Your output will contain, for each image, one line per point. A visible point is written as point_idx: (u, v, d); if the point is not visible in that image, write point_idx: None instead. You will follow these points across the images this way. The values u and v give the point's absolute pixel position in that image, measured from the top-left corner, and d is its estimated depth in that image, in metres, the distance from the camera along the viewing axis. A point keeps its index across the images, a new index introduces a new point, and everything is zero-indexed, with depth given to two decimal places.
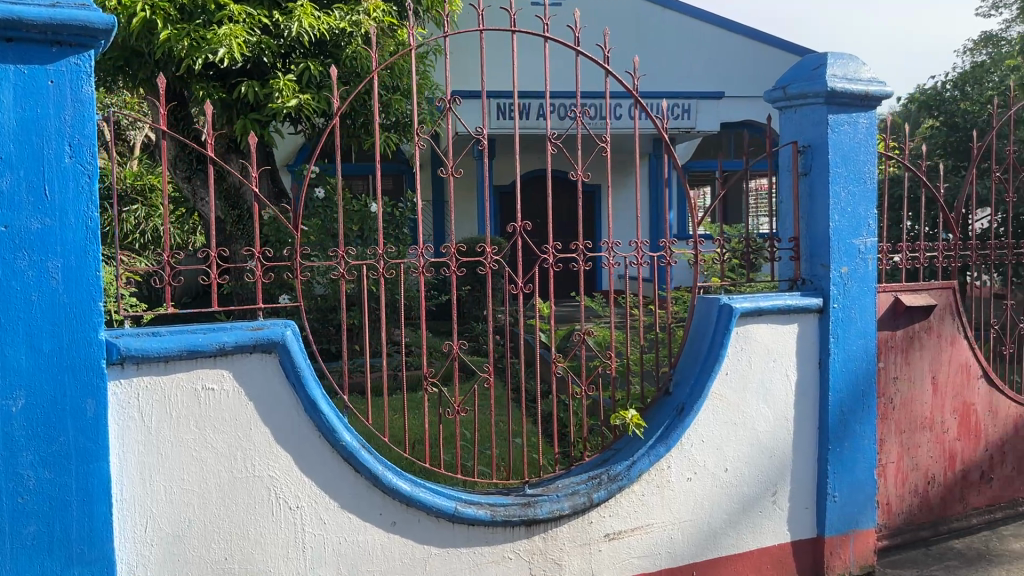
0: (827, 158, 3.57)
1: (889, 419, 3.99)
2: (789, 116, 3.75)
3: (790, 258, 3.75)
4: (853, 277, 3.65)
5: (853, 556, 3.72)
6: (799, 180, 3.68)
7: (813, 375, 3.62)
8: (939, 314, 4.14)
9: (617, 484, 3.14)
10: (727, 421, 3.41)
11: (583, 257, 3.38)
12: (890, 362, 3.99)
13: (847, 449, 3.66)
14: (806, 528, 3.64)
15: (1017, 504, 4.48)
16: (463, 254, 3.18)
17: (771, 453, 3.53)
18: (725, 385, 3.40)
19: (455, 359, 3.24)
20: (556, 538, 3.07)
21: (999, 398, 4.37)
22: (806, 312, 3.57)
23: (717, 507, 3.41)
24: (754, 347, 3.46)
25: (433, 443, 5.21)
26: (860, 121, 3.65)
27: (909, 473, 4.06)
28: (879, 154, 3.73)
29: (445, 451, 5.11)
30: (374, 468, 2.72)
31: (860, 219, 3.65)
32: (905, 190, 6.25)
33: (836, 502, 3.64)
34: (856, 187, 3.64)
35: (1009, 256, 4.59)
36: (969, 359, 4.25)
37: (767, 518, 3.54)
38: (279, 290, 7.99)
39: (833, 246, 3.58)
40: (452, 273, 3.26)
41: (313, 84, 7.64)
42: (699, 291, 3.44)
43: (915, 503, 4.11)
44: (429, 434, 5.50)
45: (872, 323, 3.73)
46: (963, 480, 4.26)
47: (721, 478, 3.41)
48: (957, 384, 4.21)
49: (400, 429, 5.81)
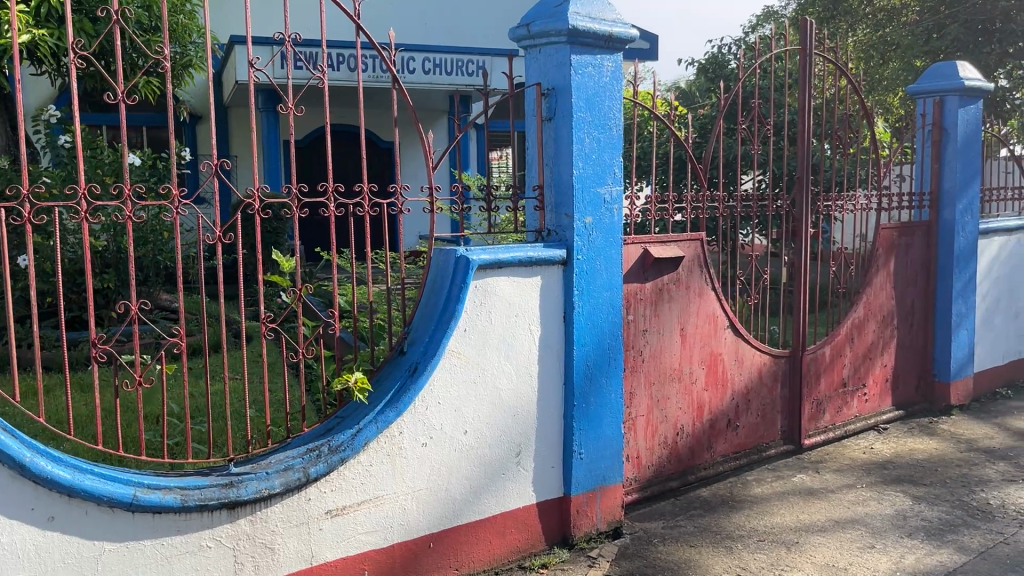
0: (570, 102, 3.40)
1: (639, 372, 3.95)
2: (534, 57, 3.53)
3: (535, 208, 3.57)
4: (598, 228, 3.54)
5: (600, 513, 3.65)
6: (543, 125, 3.49)
7: (557, 329, 3.48)
8: (688, 266, 4.14)
9: (338, 456, 2.84)
10: (465, 381, 3.19)
11: (297, 202, 2.99)
12: (639, 315, 3.93)
13: (592, 405, 3.57)
14: (552, 488, 3.51)
15: (761, 450, 4.62)
16: (143, 196, 2.71)
17: (513, 412, 3.36)
18: (462, 344, 3.17)
19: (133, 322, 2.59)
20: (265, 520, 2.72)
21: (744, 347, 4.47)
22: (548, 263, 3.42)
23: (457, 473, 3.19)
24: (494, 301, 3.26)
25: (182, 416, 4.80)
26: (605, 63, 3.52)
27: (658, 425, 4.05)
28: (624, 98, 3.63)
29: (199, 421, 4.71)
30: (17, 456, 2.24)
31: (604, 168, 3.54)
32: (680, 149, 6.42)
33: (581, 459, 3.55)
34: (601, 133, 3.52)
35: (757, 210, 4.72)
36: (717, 310, 4.31)
37: (510, 480, 3.37)
38: (14, 251, 7.08)
39: (576, 194, 3.44)
40: (129, 218, 2.79)
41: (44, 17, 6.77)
42: (434, 240, 3.17)
43: (664, 454, 4.11)
44: (187, 405, 5.07)
45: (618, 275, 3.66)
46: (711, 429, 4.33)
47: (460, 442, 3.19)
48: (705, 334, 4.25)
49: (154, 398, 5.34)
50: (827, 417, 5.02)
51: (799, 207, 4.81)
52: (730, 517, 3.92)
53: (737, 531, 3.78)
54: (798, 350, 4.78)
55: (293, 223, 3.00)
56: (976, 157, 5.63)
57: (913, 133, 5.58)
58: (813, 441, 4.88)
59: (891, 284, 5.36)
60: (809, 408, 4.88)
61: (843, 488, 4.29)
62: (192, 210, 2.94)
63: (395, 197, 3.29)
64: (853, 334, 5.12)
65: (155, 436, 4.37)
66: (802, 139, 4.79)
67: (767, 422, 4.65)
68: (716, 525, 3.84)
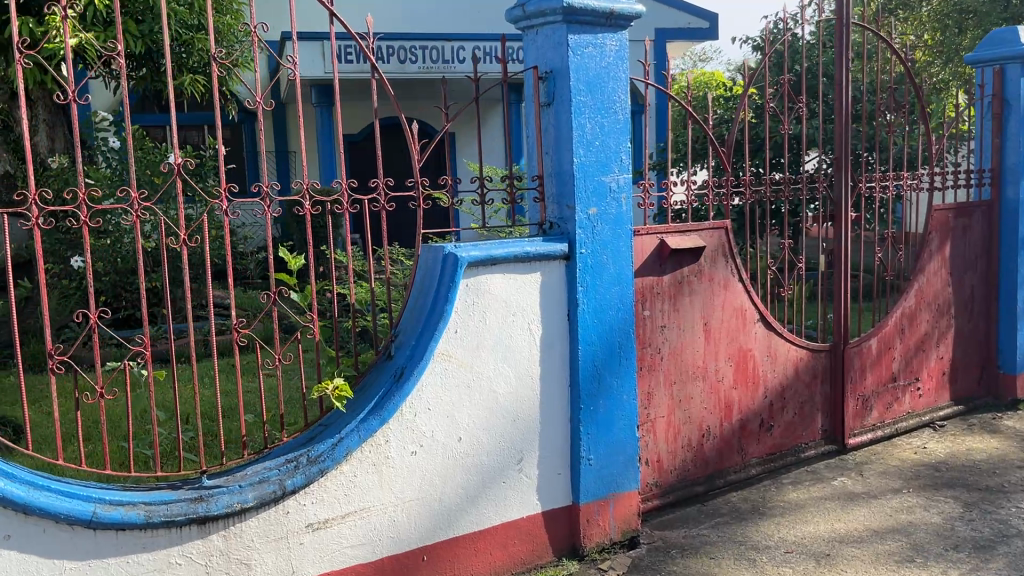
0: (568, 85, 3.18)
1: (657, 371, 3.73)
2: (532, 38, 3.32)
3: (536, 200, 3.38)
4: (604, 220, 3.33)
5: (613, 522, 3.46)
6: (542, 111, 3.28)
7: (560, 327, 3.29)
8: (710, 257, 3.90)
9: (317, 467, 2.70)
10: (458, 385, 3.02)
11: (269, 202, 2.96)
12: (657, 311, 3.72)
13: (602, 408, 3.38)
14: (559, 495, 3.32)
15: (799, 451, 4.34)
16: (93, 201, 2.50)
17: (513, 417, 3.18)
18: (454, 345, 3.00)
19: (92, 331, 2.44)
20: (240, 535, 2.61)
21: (776, 341, 4.20)
22: (549, 258, 3.22)
23: (452, 482, 3.03)
24: (488, 300, 3.08)
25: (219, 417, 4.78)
26: (608, 43, 3.28)
27: (681, 427, 3.83)
28: (631, 79, 3.39)
29: (234, 421, 4.69)
30: None
31: (610, 155, 3.32)
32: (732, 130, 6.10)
33: (590, 467, 3.36)
34: (604, 117, 3.30)
35: (791, 194, 4.42)
36: (744, 303, 4.05)
37: (511, 488, 3.19)
38: (69, 252, 7.19)
39: (577, 184, 3.23)
40: (82, 225, 2.55)
41: (97, 19, 6.50)
42: (422, 237, 3.01)
43: (688, 457, 3.88)
44: (225, 405, 5.07)
45: (628, 269, 3.44)
46: (741, 430, 4.08)
47: (455, 449, 3.03)
48: (731, 329, 4.00)
49: (191, 398, 5.34)
50: (875, 415, 4.67)
51: (837, 189, 4.47)
52: (758, 526, 3.66)
53: (764, 541, 3.52)
54: (839, 343, 4.46)
55: (264, 221, 2.96)
56: None
57: (971, 106, 5.15)
58: (859, 440, 4.55)
59: (947, 270, 4.96)
60: (854, 405, 4.55)
61: (889, 493, 3.97)
62: (151, 214, 2.77)
63: (379, 193, 3.11)
64: (903, 324, 4.75)
65: (181, 435, 4.33)
66: (839, 116, 4.45)
67: (805, 421, 4.37)
68: (742, 534, 3.59)
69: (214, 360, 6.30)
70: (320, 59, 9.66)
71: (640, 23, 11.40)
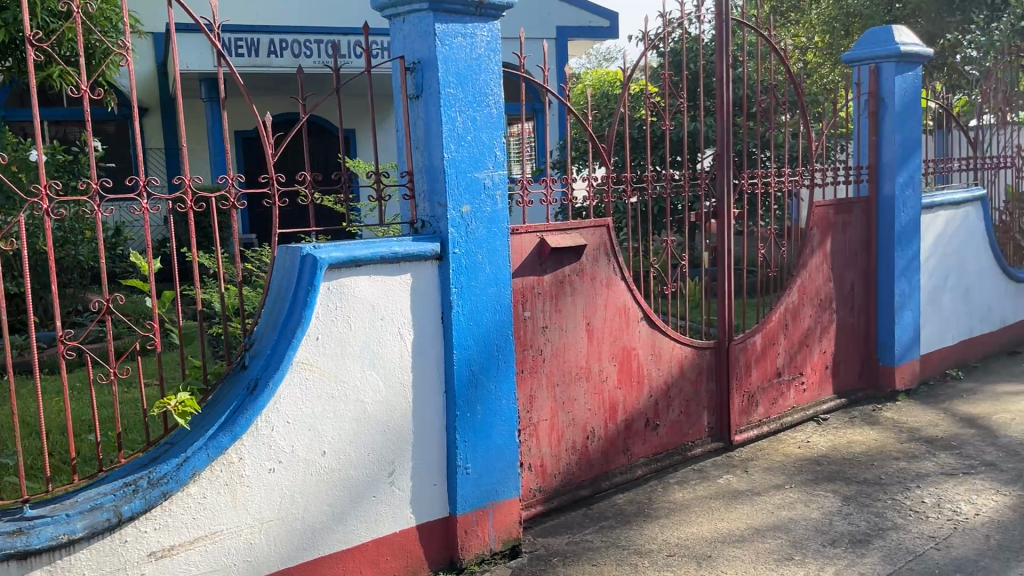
0: (436, 76, 3.03)
1: (539, 373, 3.63)
2: (398, 27, 3.15)
3: (406, 198, 3.22)
4: (478, 218, 3.19)
5: (493, 532, 3.32)
6: (409, 104, 3.12)
7: (434, 332, 3.13)
8: (592, 255, 3.81)
9: (158, 490, 2.47)
10: (322, 396, 2.83)
11: (100, 202, 2.65)
12: (538, 311, 3.60)
13: (479, 414, 3.24)
14: (434, 507, 3.17)
15: (685, 449, 4.32)
16: None
17: (384, 428, 3.00)
18: (316, 354, 2.80)
19: None
20: (70, 569, 2.35)
21: (661, 340, 4.16)
22: (419, 258, 3.06)
23: (316, 500, 2.83)
24: (353, 304, 2.90)
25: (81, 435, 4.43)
26: (477, 33, 3.14)
27: (564, 430, 3.74)
28: (504, 72, 3.26)
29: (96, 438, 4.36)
30: None
31: (482, 150, 3.18)
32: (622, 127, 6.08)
33: (467, 476, 3.22)
34: (476, 111, 3.16)
35: (672, 192, 4.39)
36: (627, 301, 3.98)
37: (381, 503, 3.01)
38: None
39: (449, 181, 3.08)
40: None
41: None
42: (279, 237, 2.81)
43: (573, 460, 3.80)
44: (88, 422, 4.71)
45: (505, 269, 3.31)
46: (626, 430, 4.01)
47: (318, 464, 2.83)
48: (614, 329, 3.93)
49: (52, 414, 4.95)
50: (760, 411, 4.70)
51: (720, 187, 4.46)
52: (642, 529, 3.59)
53: (647, 545, 3.44)
54: (724, 340, 4.47)
55: (95, 223, 2.65)
56: (917, 126, 5.27)
57: (849, 104, 5.23)
58: (744, 437, 4.56)
59: (828, 265, 5.03)
60: (740, 402, 4.56)
61: (771, 490, 3.97)
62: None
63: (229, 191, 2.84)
64: (786, 320, 4.79)
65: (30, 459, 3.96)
66: (720, 112, 4.43)
67: (691, 419, 4.34)
68: (625, 538, 3.51)
69: (83, 371, 5.90)
70: (208, 56, 9.25)
71: (540, 21, 11.36)
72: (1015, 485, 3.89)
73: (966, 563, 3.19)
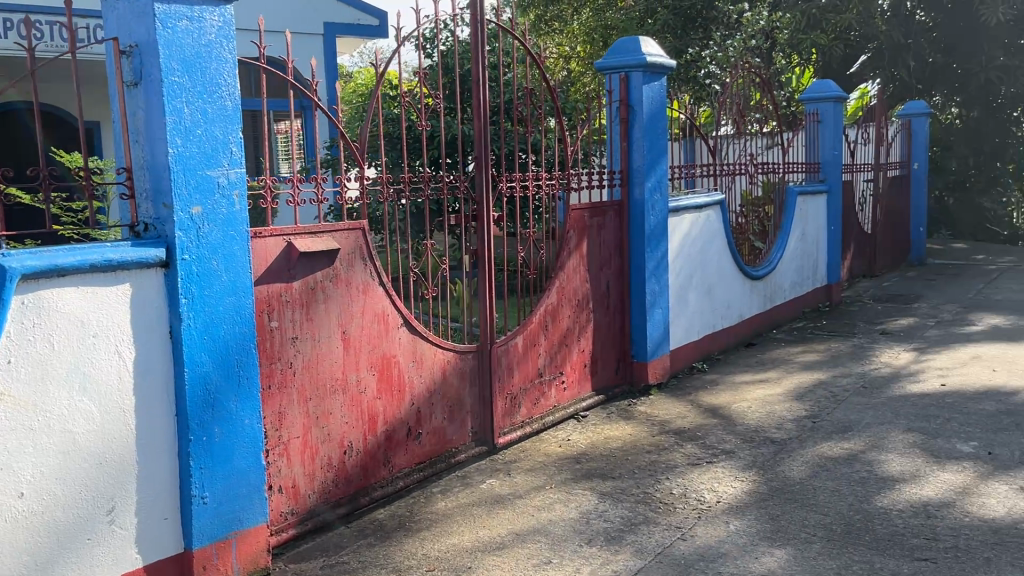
0: (156, 62, 2.71)
1: (289, 388, 3.38)
2: (112, 5, 2.78)
3: (125, 198, 2.85)
4: (212, 220, 2.89)
5: (236, 563, 3.04)
6: (127, 92, 2.77)
7: (161, 348, 2.80)
8: (346, 260, 3.61)
9: None
10: (18, 428, 2.42)
11: None
12: (286, 321, 3.35)
13: (218, 436, 2.95)
14: (165, 544, 2.83)
15: (448, 456, 4.23)
16: None
17: (100, 460, 2.63)
18: (7, 380, 2.39)
19: None
20: None
21: (421, 346, 4.04)
22: (140, 266, 2.72)
23: (12, 551, 2.41)
24: (57, 320, 2.51)
25: None
26: (207, 18, 2.85)
27: (319, 446, 3.51)
28: (238, 62, 2.98)
29: None
30: None
31: (214, 147, 2.89)
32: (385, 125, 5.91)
33: (205, 505, 2.91)
34: (207, 103, 2.86)
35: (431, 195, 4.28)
36: (386, 308, 3.82)
37: (98, 546, 2.64)
38: None
39: (175, 179, 2.76)
40: None
41: None
42: None
43: (329, 478, 3.58)
44: None
45: (245, 277, 3.04)
46: (386, 441, 3.85)
47: (13, 509, 2.41)
48: (372, 337, 3.76)
49: None
50: (523, 412, 4.73)
51: (478, 190, 4.39)
52: (402, 544, 3.44)
53: (406, 561, 3.31)
54: (486, 344, 4.44)
55: None
56: (663, 133, 5.55)
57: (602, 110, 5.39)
58: (508, 439, 4.56)
59: (584, 266, 5.18)
60: (502, 404, 4.55)
61: (532, 492, 3.97)
62: None
63: None
64: (546, 321, 4.86)
65: None
66: (477, 114, 4.39)
67: (454, 425, 4.27)
68: (384, 556, 3.35)
69: None
70: None
71: None
72: (751, 471, 4.18)
73: (708, 550, 3.35)
